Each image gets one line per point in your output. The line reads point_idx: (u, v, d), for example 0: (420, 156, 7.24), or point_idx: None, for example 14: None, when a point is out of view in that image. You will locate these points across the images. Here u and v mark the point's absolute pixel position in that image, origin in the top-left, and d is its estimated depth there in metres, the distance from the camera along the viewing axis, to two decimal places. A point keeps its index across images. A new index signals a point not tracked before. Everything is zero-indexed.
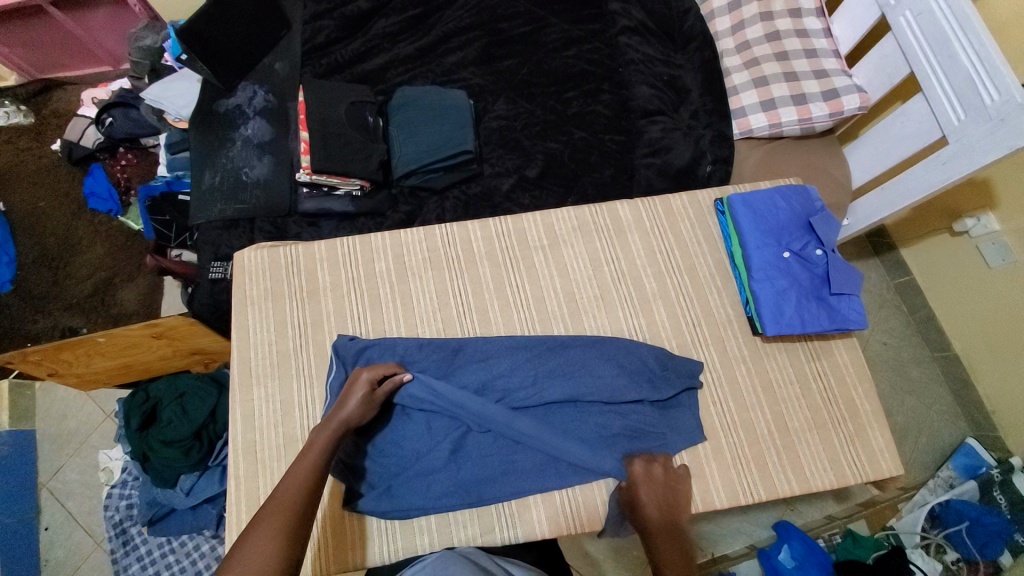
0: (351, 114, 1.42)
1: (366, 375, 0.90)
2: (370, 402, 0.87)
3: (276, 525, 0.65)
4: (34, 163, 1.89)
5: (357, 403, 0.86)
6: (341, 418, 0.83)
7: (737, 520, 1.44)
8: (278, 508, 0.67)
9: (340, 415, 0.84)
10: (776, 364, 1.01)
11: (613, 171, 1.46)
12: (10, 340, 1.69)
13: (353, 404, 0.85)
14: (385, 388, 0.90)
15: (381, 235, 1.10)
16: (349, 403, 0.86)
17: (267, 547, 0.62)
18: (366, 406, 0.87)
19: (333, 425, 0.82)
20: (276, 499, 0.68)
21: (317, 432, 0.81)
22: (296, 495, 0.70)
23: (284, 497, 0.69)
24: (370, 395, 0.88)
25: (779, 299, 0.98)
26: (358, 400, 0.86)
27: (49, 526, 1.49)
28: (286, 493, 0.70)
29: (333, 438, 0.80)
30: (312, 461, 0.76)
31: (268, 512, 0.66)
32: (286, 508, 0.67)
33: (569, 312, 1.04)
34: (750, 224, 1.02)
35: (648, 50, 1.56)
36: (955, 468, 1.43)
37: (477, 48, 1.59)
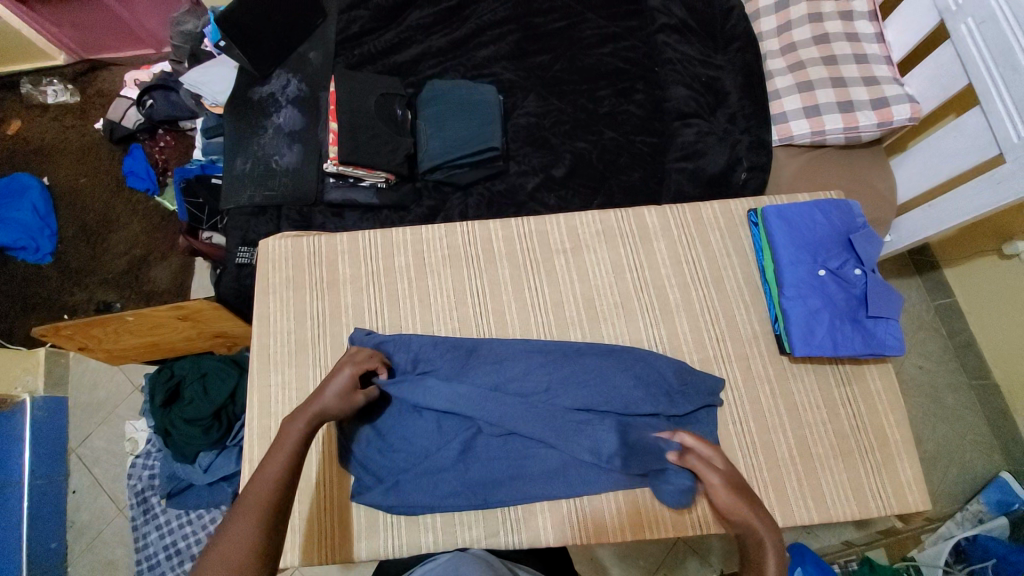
0: (380, 106, 1.42)
1: (350, 370, 0.88)
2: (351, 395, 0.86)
3: (248, 525, 0.66)
4: (78, 141, 1.96)
5: (336, 395, 0.85)
6: (318, 408, 0.82)
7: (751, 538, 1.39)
8: (251, 504, 0.68)
9: (317, 406, 0.82)
10: (802, 385, 0.97)
11: (642, 174, 1.43)
12: (49, 310, 1.77)
13: (331, 396, 0.84)
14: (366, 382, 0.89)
15: (402, 230, 1.09)
16: (326, 394, 0.84)
17: (239, 547, 0.63)
18: (344, 398, 0.85)
19: (306, 416, 0.81)
20: (250, 494, 0.70)
21: (288, 421, 0.79)
22: (270, 489, 0.71)
23: (258, 490, 0.70)
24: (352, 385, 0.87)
25: (810, 319, 0.94)
26: (337, 392, 0.85)
27: (76, 489, 1.57)
28: (260, 486, 0.71)
29: (307, 429, 0.80)
30: (284, 454, 0.75)
31: (240, 510, 0.68)
32: (256, 506, 0.68)
33: (588, 318, 1.02)
34: (785, 239, 0.97)
35: (686, 49, 1.51)
36: (987, 503, 1.35)
37: (510, 43, 1.57)
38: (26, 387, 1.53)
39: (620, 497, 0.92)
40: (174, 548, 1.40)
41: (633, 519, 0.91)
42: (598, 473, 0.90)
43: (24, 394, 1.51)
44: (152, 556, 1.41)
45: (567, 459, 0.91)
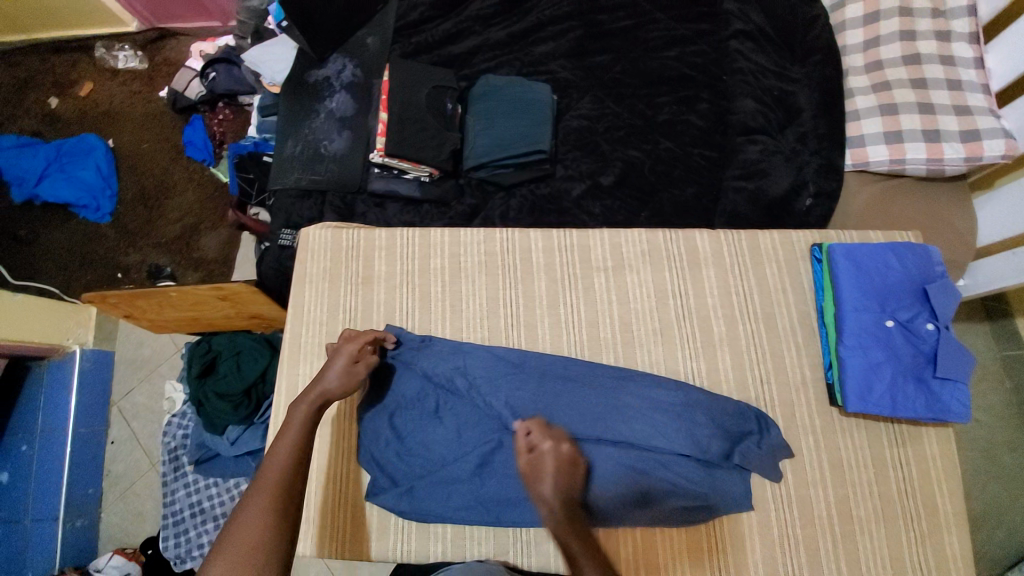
0: (431, 98, 1.40)
1: (349, 346, 0.89)
2: (351, 371, 0.86)
3: (260, 509, 0.66)
4: (143, 107, 2.03)
5: (337, 374, 0.85)
6: (321, 387, 0.82)
7: None
8: (265, 486, 0.69)
9: (320, 385, 0.83)
10: (850, 441, 0.90)
11: (696, 189, 1.34)
12: (106, 267, 1.86)
13: (332, 374, 0.85)
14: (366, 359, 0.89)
15: (441, 230, 1.06)
16: (328, 373, 0.85)
17: (257, 529, 0.64)
18: (347, 375, 0.85)
19: (312, 395, 0.81)
20: (263, 475, 0.70)
21: (297, 402, 0.80)
22: (282, 468, 0.71)
23: (270, 472, 0.70)
24: (351, 357, 0.88)
25: (870, 373, 0.86)
26: (338, 370, 0.86)
27: (115, 440, 1.64)
28: (274, 465, 0.71)
29: (313, 409, 0.79)
30: (291, 437, 0.75)
31: (252, 491, 0.68)
32: (271, 486, 0.69)
33: (623, 342, 0.96)
34: (850, 282, 0.90)
35: (760, 60, 1.42)
36: None
37: (571, 39, 1.51)
38: (77, 338, 1.61)
39: (636, 533, 0.87)
40: (198, 507, 1.42)
41: (648, 558, 0.86)
42: (617, 509, 0.85)
43: (75, 344, 1.59)
44: (178, 512, 1.43)
45: (585, 488, 0.86)
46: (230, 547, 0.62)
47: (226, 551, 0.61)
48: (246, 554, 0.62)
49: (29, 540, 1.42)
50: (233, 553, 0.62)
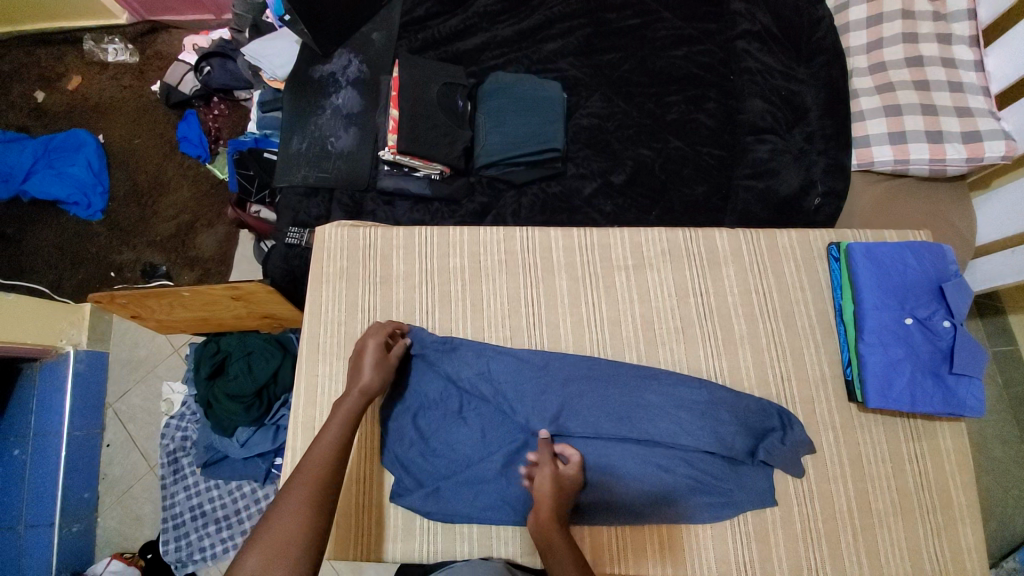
0: (442, 95, 1.39)
1: (376, 339, 0.91)
2: (382, 365, 0.88)
3: (299, 503, 0.66)
4: (134, 101, 1.97)
5: (373, 369, 0.87)
6: (361, 384, 0.85)
7: None
8: (303, 481, 0.69)
9: (359, 383, 0.85)
10: (868, 436, 0.92)
11: (707, 188, 1.35)
12: (98, 266, 1.80)
13: (369, 372, 0.86)
14: (394, 352, 0.92)
15: (460, 229, 1.06)
16: (365, 371, 0.87)
17: (294, 521, 0.64)
18: (382, 373, 0.87)
19: (354, 393, 0.83)
20: (304, 470, 0.71)
21: (339, 400, 0.82)
22: (321, 465, 0.72)
23: (308, 468, 0.71)
24: (382, 354, 0.90)
25: (889, 369, 0.88)
26: (373, 365, 0.88)
27: (111, 444, 1.59)
28: (314, 462, 0.72)
29: (354, 407, 0.81)
30: (332, 433, 0.76)
31: (292, 488, 0.68)
32: (310, 480, 0.69)
33: (645, 341, 0.97)
34: (869, 280, 0.92)
35: (768, 60, 1.43)
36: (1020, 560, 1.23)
37: (579, 37, 1.51)
38: (70, 339, 1.55)
39: (661, 530, 0.88)
40: (200, 510, 1.42)
41: (672, 552, 0.87)
42: (643, 504, 0.86)
43: (68, 346, 1.54)
44: (178, 515, 1.42)
45: (611, 485, 0.86)
46: (269, 538, 0.62)
47: (262, 542, 0.61)
48: (282, 547, 0.61)
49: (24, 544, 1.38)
50: (269, 545, 0.61)
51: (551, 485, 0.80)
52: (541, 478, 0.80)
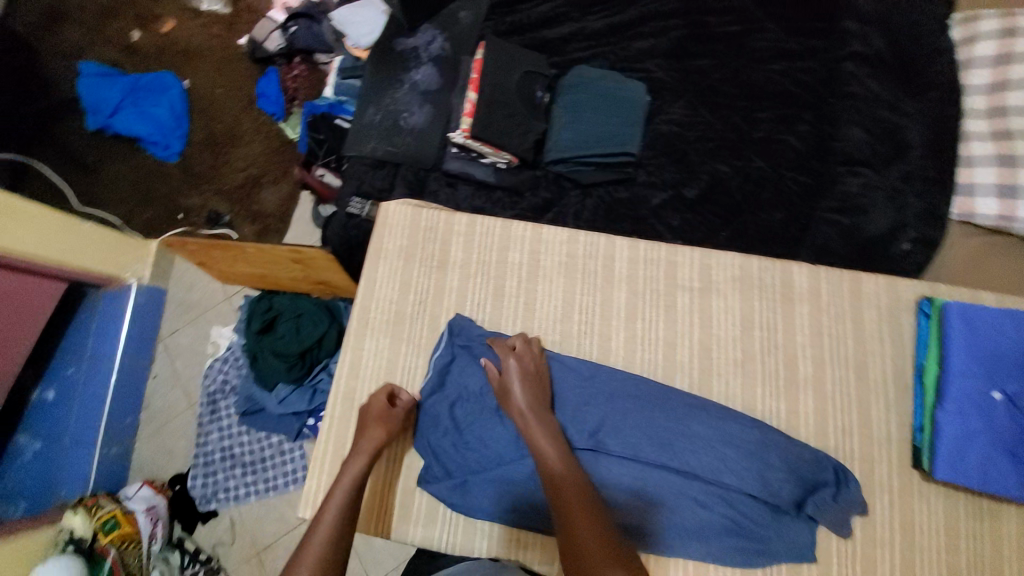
0: (522, 84, 1.37)
1: (381, 395, 0.91)
2: (387, 419, 0.89)
3: None
4: (220, 52, 2.03)
5: (379, 426, 0.87)
6: (368, 444, 0.85)
7: None
8: (306, 559, 0.72)
9: (366, 442, 0.86)
10: (929, 509, 0.85)
11: (785, 215, 1.27)
12: (167, 205, 1.88)
13: (375, 430, 0.87)
14: (401, 405, 0.91)
15: (524, 224, 1.04)
16: (370, 430, 0.87)
17: None
18: (388, 429, 0.88)
19: (361, 455, 0.84)
20: (308, 544, 0.74)
21: (347, 462, 0.84)
22: (324, 538, 0.74)
23: (312, 542, 0.74)
24: (388, 410, 0.90)
25: (964, 441, 0.82)
26: (378, 423, 0.88)
27: (158, 375, 1.68)
28: (320, 533, 0.75)
29: (361, 471, 0.82)
30: (338, 500, 0.78)
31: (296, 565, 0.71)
32: (312, 558, 0.72)
33: (701, 369, 0.92)
34: (960, 344, 0.85)
35: (875, 88, 1.33)
36: None
37: (672, 39, 1.44)
38: (134, 272, 1.63)
39: (687, 566, 0.84)
40: (229, 452, 1.51)
41: None
42: (671, 536, 0.82)
43: (132, 278, 1.61)
44: (209, 453, 1.52)
45: (641, 512, 0.82)
46: None
47: None
48: None
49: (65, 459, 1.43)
50: None
51: (524, 394, 0.86)
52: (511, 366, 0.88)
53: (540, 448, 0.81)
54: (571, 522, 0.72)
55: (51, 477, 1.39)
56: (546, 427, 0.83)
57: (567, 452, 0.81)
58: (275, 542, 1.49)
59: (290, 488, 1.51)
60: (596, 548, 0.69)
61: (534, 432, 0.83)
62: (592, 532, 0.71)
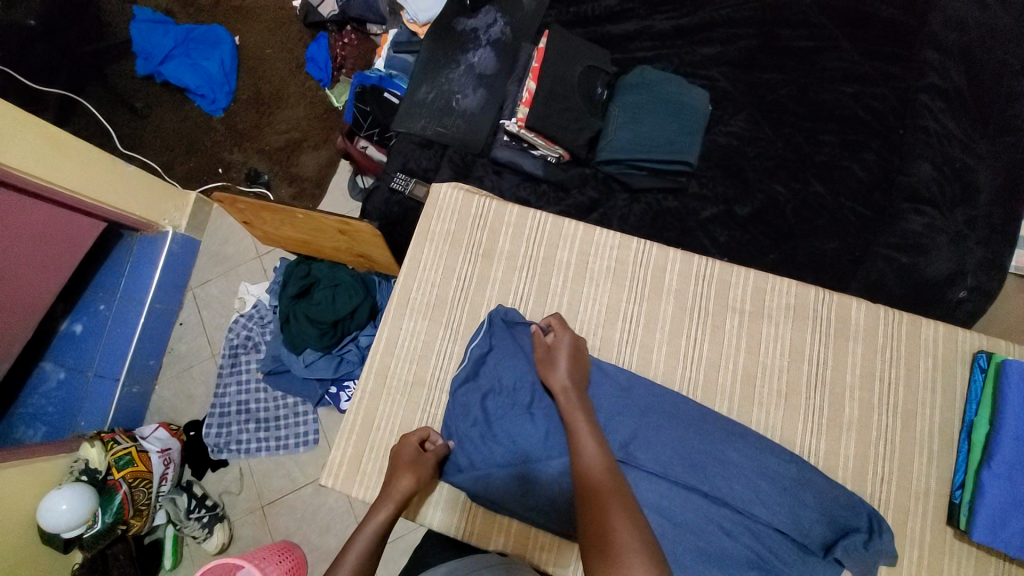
0: (583, 78, 1.34)
1: (415, 438, 0.90)
2: (419, 466, 0.86)
3: None
4: (276, 11, 2.02)
5: (409, 474, 0.85)
6: (397, 491, 0.84)
7: None
8: None
9: (395, 488, 0.85)
10: (959, 570, 0.83)
11: (838, 245, 1.23)
12: (208, 158, 1.87)
13: (405, 478, 0.85)
14: (434, 452, 0.89)
15: (575, 223, 1.02)
16: (401, 475, 0.85)
17: None
18: (419, 477, 0.85)
19: (389, 502, 0.83)
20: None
21: (374, 508, 0.84)
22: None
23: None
24: (421, 457, 0.88)
25: (1010, 507, 0.78)
26: (410, 469, 0.86)
27: (183, 323, 1.70)
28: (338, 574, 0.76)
29: (386, 520, 0.82)
30: (360, 546, 0.78)
31: None
32: None
33: (740, 394, 0.90)
34: (1017, 405, 0.81)
35: (949, 124, 1.27)
36: None
37: (741, 49, 1.39)
38: (172, 220, 1.64)
39: None
40: (245, 407, 1.53)
41: None
42: (691, 561, 0.80)
43: (168, 226, 1.62)
44: (226, 406, 1.54)
45: (664, 533, 0.80)
46: None
47: None
48: None
49: (89, 392, 1.46)
50: None
51: (568, 367, 0.87)
52: (562, 339, 0.90)
53: (581, 444, 0.79)
54: (601, 513, 0.68)
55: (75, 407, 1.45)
56: (590, 425, 0.82)
57: (608, 452, 0.78)
58: (280, 498, 1.49)
59: (300, 449, 1.51)
60: (626, 543, 0.63)
61: (577, 426, 0.82)
62: (623, 523, 0.66)
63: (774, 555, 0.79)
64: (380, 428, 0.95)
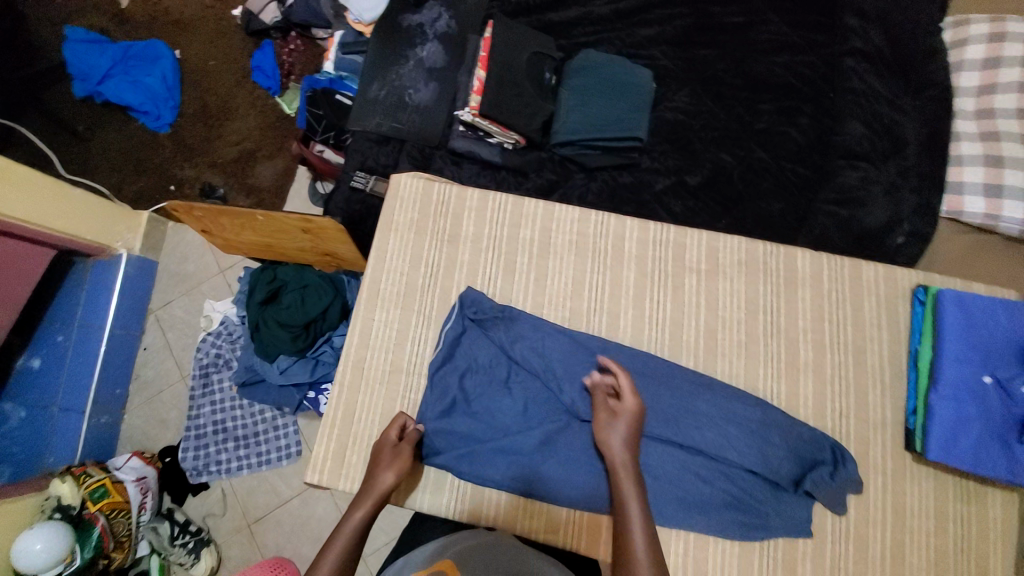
0: (530, 64, 1.37)
1: (394, 431, 0.89)
2: (399, 459, 0.86)
3: None
4: (215, 22, 1.97)
5: (390, 469, 0.84)
6: (377, 484, 0.83)
7: None
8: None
9: (375, 481, 0.84)
10: (917, 489, 0.89)
11: (783, 206, 1.30)
12: (158, 176, 1.82)
13: (386, 472, 0.84)
14: (412, 442, 0.88)
15: (535, 202, 1.05)
16: (381, 468, 0.85)
17: None
18: (399, 470, 0.85)
19: (369, 497, 0.82)
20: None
21: (354, 501, 0.83)
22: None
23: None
24: (400, 449, 0.87)
25: (958, 425, 0.85)
26: (389, 462, 0.85)
27: (148, 348, 1.64)
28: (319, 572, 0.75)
29: (366, 514, 0.81)
30: (341, 542, 0.77)
31: None
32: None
33: (704, 348, 0.95)
34: (956, 331, 0.88)
35: (873, 83, 1.36)
36: None
37: (677, 28, 1.45)
38: (126, 243, 1.59)
39: (689, 537, 0.85)
40: (222, 426, 1.50)
41: (697, 564, 0.85)
42: (673, 508, 0.84)
43: (122, 248, 1.58)
44: (200, 427, 1.50)
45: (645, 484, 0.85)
46: None
47: None
48: None
49: (54, 428, 1.40)
50: None
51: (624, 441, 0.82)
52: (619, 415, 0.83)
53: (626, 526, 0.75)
54: None
55: (41, 443, 1.37)
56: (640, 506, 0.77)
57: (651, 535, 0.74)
58: (268, 514, 1.47)
59: (283, 462, 1.50)
60: None
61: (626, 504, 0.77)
62: None
63: (748, 497, 0.85)
64: (360, 419, 0.95)
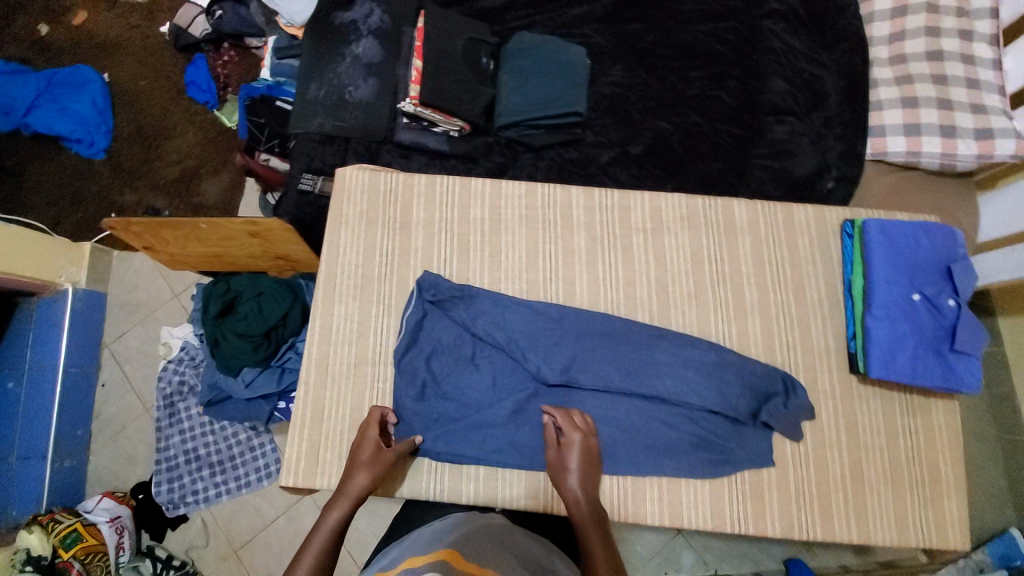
0: (466, 50, 1.38)
1: (373, 435, 0.88)
2: (377, 462, 0.85)
3: None
4: (141, 41, 1.90)
5: (366, 471, 0.84)
6: (352, 487, 0.83)
7: (745, 544, 1.34)
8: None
9: (351, 484, 0.83)
10: (866, 409, 0.95)
11: (722, 165, 1.36)
12: (97, 205, 1.75)
13: (361, 474, 0.84)
14: (396, 448, 0.87)
15: (481, 181, 1.06)
16: (357, 470, 0.84)
17: None
18: (376, 473, 0.84)
19: (343, 500, 0.82)
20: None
21: (329, 505, 0.81)
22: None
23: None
24: (381, 453, 0.86)
25: (894, 342, 0.91)
26: (368, 465, 0.85)
27: (106, 383, 1.57)
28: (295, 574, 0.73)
29: (342, 517, 0.80)
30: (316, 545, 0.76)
31: None
32: None
33: (658, 304, 0.98)
34: (882, 256, 0.95)
35: (792, 41, 1.43)
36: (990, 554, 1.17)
37: (606, 5, 1.49)
38: (70, 276, 1.52)
39: (662, 482, 0.89)
40: (194, 454, 1.46)
41: (672, 509, 0.88)
42: (644, 456, 0.88)
43: (67, 283, 1.51)
44: (172, 457, 1.45)
45: (614, 436, 0.88)
46: None
47: None
48: None
49: (14, 477, 1.34)
50: None
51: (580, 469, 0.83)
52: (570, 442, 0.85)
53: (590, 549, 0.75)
54: None
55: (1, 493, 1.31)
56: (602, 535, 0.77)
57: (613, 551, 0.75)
58: (253, 538, 1.44)
59: (263, 482, 1.47)
60: None
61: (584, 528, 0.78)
62: None
63: (714, 438, 0.89)
64: (331, 414, 0.95)
